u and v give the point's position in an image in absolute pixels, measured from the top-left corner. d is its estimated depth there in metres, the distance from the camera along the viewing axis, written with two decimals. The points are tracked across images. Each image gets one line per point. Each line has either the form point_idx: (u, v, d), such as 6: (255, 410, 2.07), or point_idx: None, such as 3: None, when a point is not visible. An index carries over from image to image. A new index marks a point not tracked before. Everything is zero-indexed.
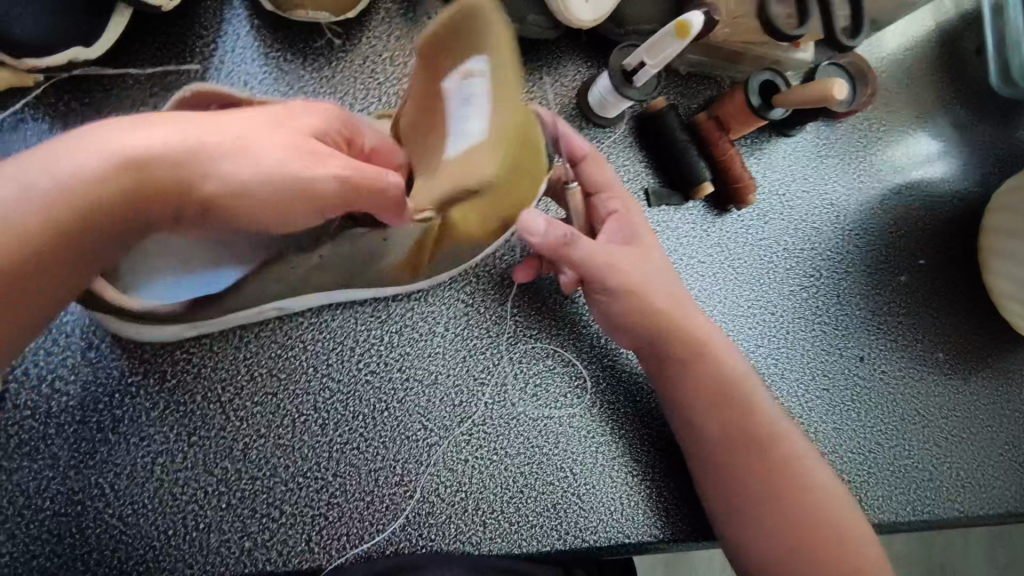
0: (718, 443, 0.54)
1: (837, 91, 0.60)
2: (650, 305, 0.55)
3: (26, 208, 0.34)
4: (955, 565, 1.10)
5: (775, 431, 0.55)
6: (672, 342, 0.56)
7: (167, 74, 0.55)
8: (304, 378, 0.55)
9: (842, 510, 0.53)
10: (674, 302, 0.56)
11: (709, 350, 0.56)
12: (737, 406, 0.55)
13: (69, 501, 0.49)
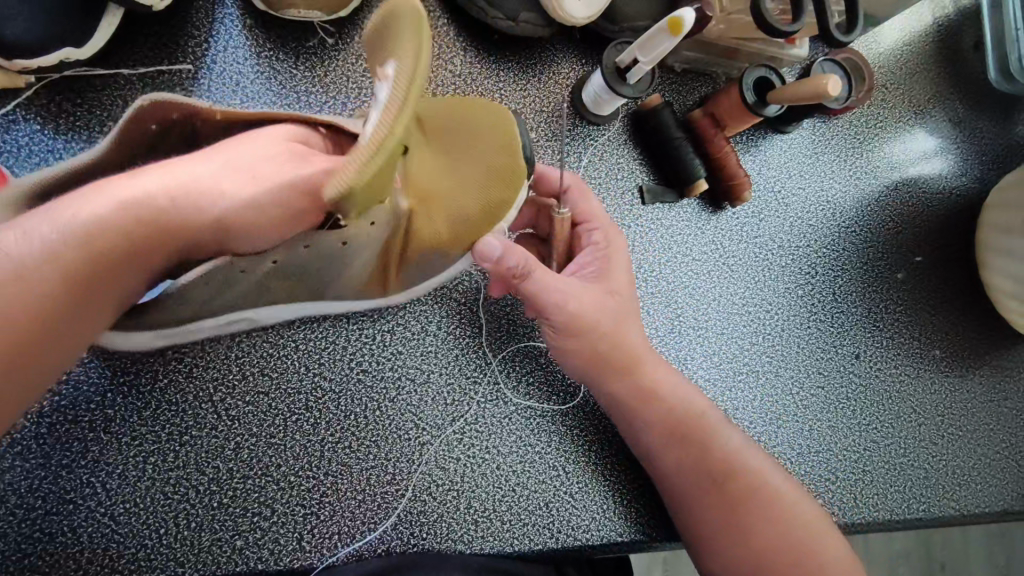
0: (682, 477, 0.55)
1: (831, 87, 0.59)
2: (602, 349, 0.55)
3: (38, 255, 0.35)
4: (954, 563, 1.10)
5: (735, 462, 0.55)
6: (624, 386, 0.56)
7: (159, 74, 0.55)
8: (296, 378, 0.55)
9: (812, 529, 0.53)
10: (630, 342, 0.56)
11: (660, 391, 0.56)
12: (692, 441, 0.55)
13: (60, 500, 0.49)
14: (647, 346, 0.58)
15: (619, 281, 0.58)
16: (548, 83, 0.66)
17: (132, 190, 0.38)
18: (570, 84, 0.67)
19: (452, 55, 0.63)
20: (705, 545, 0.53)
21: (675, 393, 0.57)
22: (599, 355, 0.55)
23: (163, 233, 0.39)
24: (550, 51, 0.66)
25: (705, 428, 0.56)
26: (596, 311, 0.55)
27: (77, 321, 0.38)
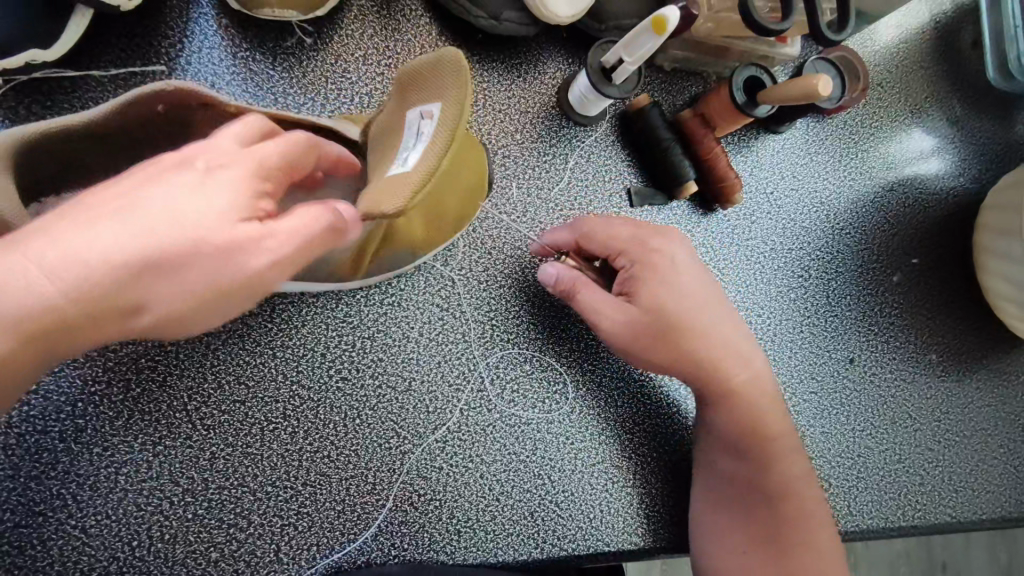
0: (724, 473, 0.58)
1: (820, 87, 0.58)
2: (690, 347, 0.58)
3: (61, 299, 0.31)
4: (955, 565, 1.09)
5: (778, 473, 0.59)
6: (713, 382, 0.59)
7: (131, 76, 0.54)
8: (273, 386, 0.54)
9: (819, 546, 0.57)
10: (723, 350, 0.59)
11: (751, 395, 0.60)
12: (760, 453, 0.59)
13: (30, 512, 0.48)
14: (750, 357, 0.61)
15: (713, 295, 0.61)
16: (534, 83, 0.65)
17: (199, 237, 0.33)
18: (556, 84, 0.65)
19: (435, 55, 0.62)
20: (713, 528, 0.57)
21: (764, 401, 0.60)
22: (687, 354, 0.58)
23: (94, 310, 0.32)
24: (536, 50, 0.65)
25: (778, 445, 0.60)
26: (657, 327, 0.57)
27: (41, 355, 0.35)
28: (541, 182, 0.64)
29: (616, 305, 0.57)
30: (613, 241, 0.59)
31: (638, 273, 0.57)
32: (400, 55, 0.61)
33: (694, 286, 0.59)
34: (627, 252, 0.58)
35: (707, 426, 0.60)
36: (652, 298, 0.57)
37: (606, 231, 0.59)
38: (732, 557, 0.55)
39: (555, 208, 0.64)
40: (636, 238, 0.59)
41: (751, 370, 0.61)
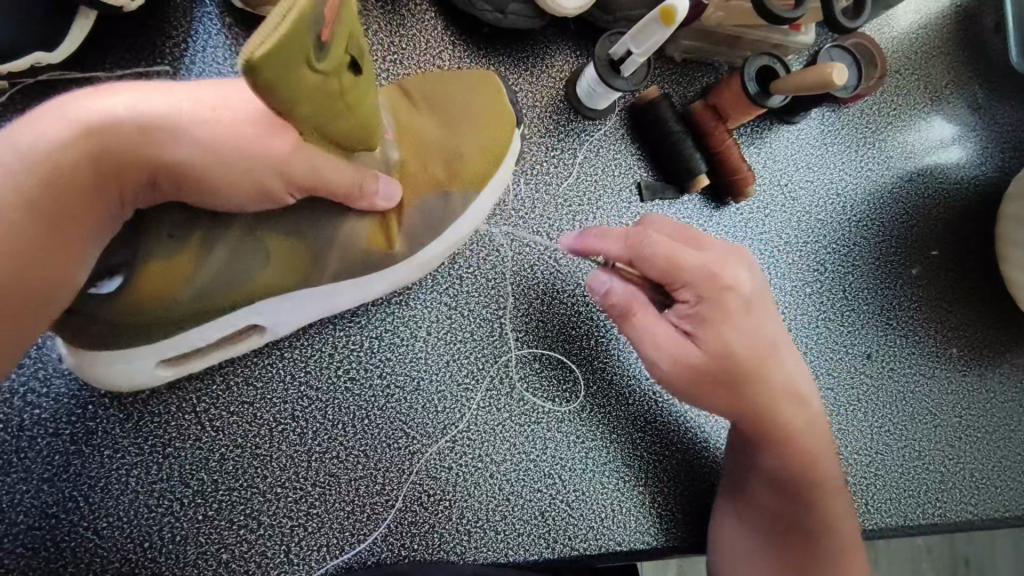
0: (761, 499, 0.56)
1: (837, 76, 0.55)
2: (747, 387, 0.54)
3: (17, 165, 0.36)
4: (980, 561, 1.06)
5: (819, 506, 0.56)
6: (771, 422, 0.56)
7: (137, 76, 0.53)
8: (281, 387, 0.54)
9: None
10: (782, 388, 0.56)
11: (807, 432, 0.58)
12: (804, 485, 0.56)
13: (43, 514, 0.48)
14: (804, 395, 0.58)
15: (776, 335, 0.57)
16: (542, 77, 0.64)
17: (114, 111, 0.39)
18: (565, 77, 0.64)
19: (440, 50, 0.61)
20: (739, 552, 0.56)
21: (816, 441, 0.58)
22: (747, 392, 0.55)
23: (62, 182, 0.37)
24: (543, 43, 0.64)
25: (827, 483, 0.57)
26: (718, 369, 0.53)
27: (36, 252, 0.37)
28: (550, 177, 0.63)
29: (671, 341, 0.53)
30: (683, 270, 0.52)
31: (707, 315, 0.53)
32: (405, 50, 0.60)
33: (761, 325, 0.55)
34: (699, 288, 0.53)
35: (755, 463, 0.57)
36: (719, 343, 0.53)
37: (673, 256, 0.52)
38: None
39: (564, 204, 0.63)
40: (708, 270, 0.53)
41: (804, 408, 0.58)
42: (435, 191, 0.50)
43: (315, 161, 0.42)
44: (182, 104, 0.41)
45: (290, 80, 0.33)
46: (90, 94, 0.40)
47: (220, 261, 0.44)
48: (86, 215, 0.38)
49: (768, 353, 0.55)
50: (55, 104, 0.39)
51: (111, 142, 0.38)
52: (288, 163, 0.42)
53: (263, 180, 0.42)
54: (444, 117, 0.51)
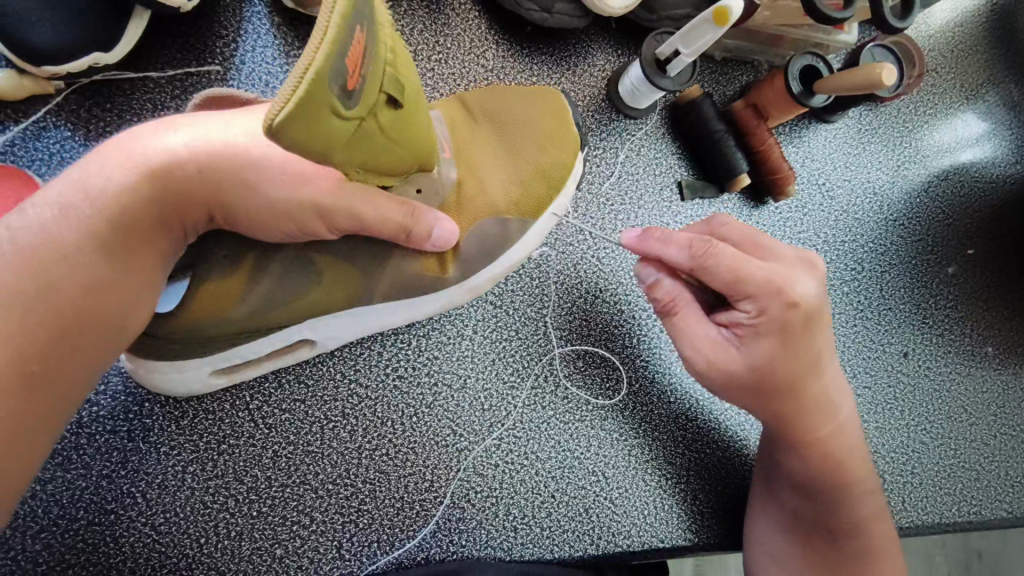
0: (790, 500, 0.55)
1: (884, 77, 0.55)
2: (789, 397, 0.52)
3: (90, 210, 0.37)
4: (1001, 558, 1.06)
5: (852, 511, 0.55)
6: (805, 432, 0.54)
7: (188, 76, 0.54)
8: (332, 384, 0.54)
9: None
10: (822, 403, 0.53)
11: (842, 437, 0.55)
12: (835, 490, 0.55)
13: (102, 510, 0.49)
14: (838, 401, 0.55)
15: (827, 347, 0.53)
16: (583, 75, 0.64)
17: (164, 150, 0.39)
18: (606, 76, 0.64)
19: (484, 49, 0.61)
20: (769, 551, 0.55)
21: (851, 449, 0.56)
22: (785, 403, 0.52)
23: (126, 232, 0.38)
24: (584, 42, 0.64)
25: (859, 483, 0.56)
26: (756, 385, 0.50)
27: (102, 291, 0.37)
28: (591, 176, 0.63)
29: (715, 347, 0.50)
30: (739, 285, 0.48)
31: (761, 329, 0.49)
32: (450, 50, 0.60)
33: (816, 337, 0.51)
34: (757, 297, 0.48)
35: (781, 465, 0.56)
36: (767, 359, 0.49)
37: (732, 272, 0.48)
38: None
39: (605, 203, 0.63)
40: (771, 283, 0.48)
41: (842, 414, 0.55)
42: (492, 218, 0.50)
43: (357, 195, 0.41)
44: (240, 139, 0.41)
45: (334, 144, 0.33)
46: (155, 127, 0.40)
47: (273, 284, 0.44)
48: (145, 254, 0.39)
49: (817, 369, 0.52)
50: (114, 145, 0.39)
51: (174, 182, 0.38)
52: (331, 206, 0.41)
53: (306, 218, 0.41)
54: (507, 135, 0.52)
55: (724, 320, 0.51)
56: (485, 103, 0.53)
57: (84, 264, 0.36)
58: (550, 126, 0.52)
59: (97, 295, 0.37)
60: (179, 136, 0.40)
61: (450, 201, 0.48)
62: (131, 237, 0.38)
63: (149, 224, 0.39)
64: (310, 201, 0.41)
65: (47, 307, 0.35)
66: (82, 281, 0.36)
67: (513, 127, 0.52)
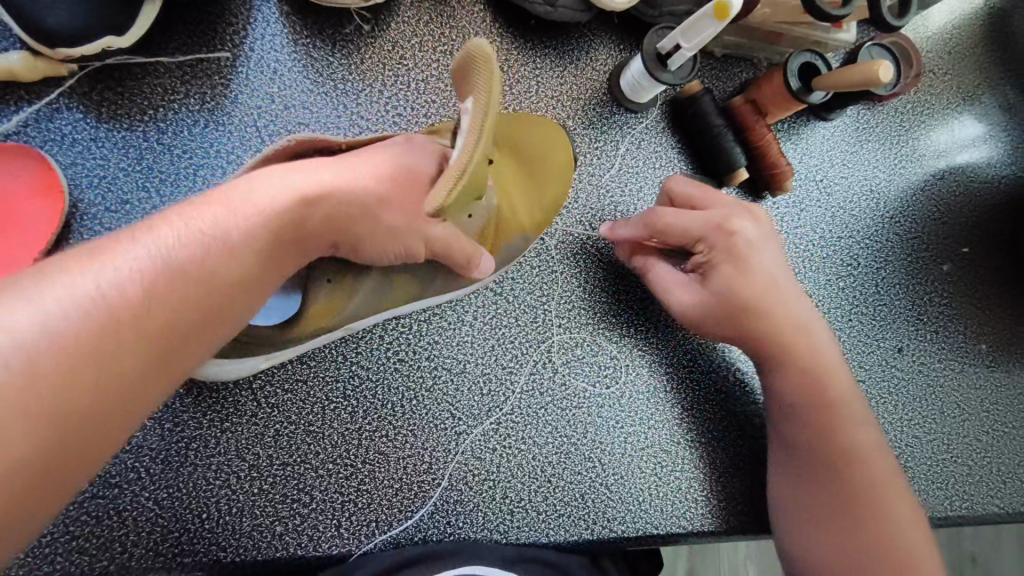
0: (790, 441, 0.55)
1: (881, 73, 0.55)
2: (757, 326, 0.54)
3: (260, 212, 0.39)
4: None
5: (852, 450, 0.53)
6: (800, 400, 0.54)
7: (198, 62, 0.55)
8: (334, 366, 0.55)
9: (912, 528, 0.51)
10: (797, 334, 0.55)
11: (830, 373, 0.55)
12: (830, 426, 0.53)
13: (106, 484, 0.50)
14: (832, 372, 0.55)
15: (790, 284, 0.57)
16: (586, 69, 0.65)
17: (312, 184, 0.41)
18: (608, 70, 0.65)
19: (489, 42, 0.62)
20: (784, 506, 0.54)
21: (842, 387, 0.55)
22: (756, 334, 0.54)
23: (281, 245, 0.40)
24: (587, 36, 0.65)
25: (864, 459, 0.53)
26: (721, 311, 0.54)
27: (242, 288, 0.38)
28: (592, 168, 0.64)
29: (686, 287, 0.56)
30: (691, 230, 0.55)
31: (719, 264, 0.55)
32: (454, 42, 0.61)
33: (765, 268, 0.55)
34: (707, 239, 0.55)
35: (780, 435, 0.56)
36: (725, 285, 0.54)
37: (681, 218, 0.55)
38: (803, 528, 0.52)
39: (606, 194, 0.64)
40: (713, 223, 0.55)
41: (825, 351, 0.56)
42: (521, 237, 0.57)
43: (453, 232, 0.48)
44: (358, 177, 0.44)
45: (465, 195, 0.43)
46: (297, 165, 0.42)
47: (363, 297, 0.51)
48: (282, 264, 0.41)
49: (782, 300, 0.55)
50: (263, 173, 0.41)
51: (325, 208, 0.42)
52: (436, 239, 0.48)
53: (412, 244, 0.47)
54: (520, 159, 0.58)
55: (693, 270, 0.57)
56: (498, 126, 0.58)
57: (242, 262, 0.38)
58: (559, 160, 0.59)
59: (239, 289, 0.38)
60: (323, 172, 0.43)
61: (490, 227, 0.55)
62: (281, 245, 0.40)
63: (293, 243, 0.41)
64: (423, 232, 0.47)
65: (194, 290, 0.35)
66: (233, 276, 0.37)
67: (532, 156, 0.58)
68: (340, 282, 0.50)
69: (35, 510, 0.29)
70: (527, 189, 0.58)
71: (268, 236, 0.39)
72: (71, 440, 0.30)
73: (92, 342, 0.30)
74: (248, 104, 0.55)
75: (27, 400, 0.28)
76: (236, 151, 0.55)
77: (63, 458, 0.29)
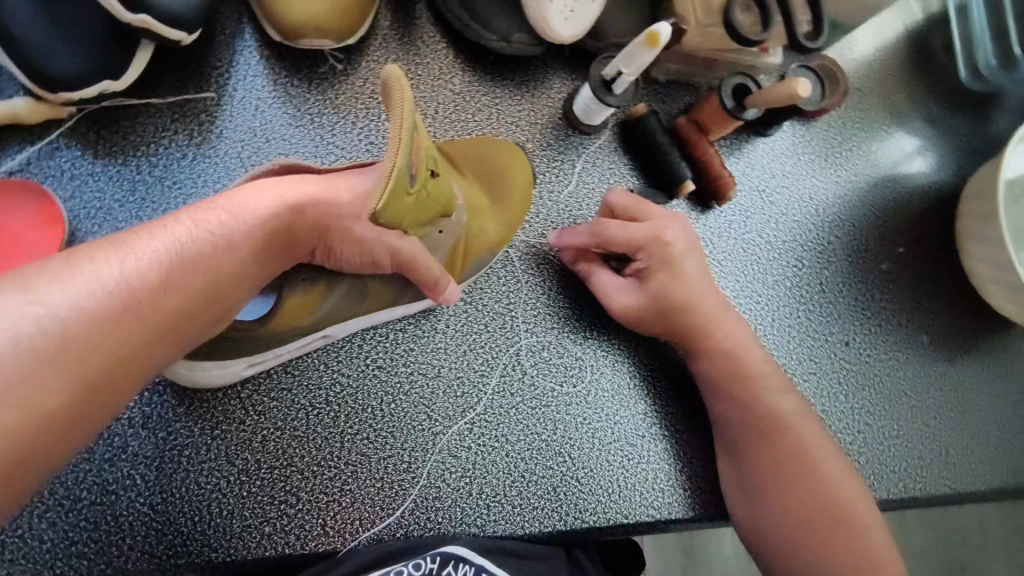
0: (734, 426, 0.61)
1: (802, 90, 0.62)
2: (691, 322, 0.61)
3: (256, 219, 0.46)
4: (976, 564, 1.08)
5: (787, 423, 0.59)
6: (734, 386, 0.61)
7: (186, 102, 0.60)
8: (317, 374, 0.60)
9: (847, 485, 0.58)
10: (721, 322, 0.62)
11: (752, 355, 0.62)
12: (762, 407, 0.60)
13: (104, 491, 0.53)
14: (748, 353, 0.62)
15: (710, 281, 0.64)
16: (542, 97, 0.71)
17: (296, 197, 0.48)
18: (562, 98, 0.72)
19: (452, 76, 0.68)
20: (738, 488, 0.60)
21: (765, 366, 0.62)
22: (688, 330, 0.62)
23: (269, 245, 0.47)
24: (542, 68, 0.72)
25: (797, 429, 0.59)
26: (656, 311, 0.61)
27: (234, 284, 0.44)
28: (551, 186, 0.70)
29: (627, 291, 0.63)
30: (633, 239, 0.62)
31: (657, 269, 0.62)
32: (421, 77, 0.68)
33: (689, 270, 0.62)
34: (645, 247, 0.62)
35: (719, 419, 0.62)
36: (660, 288, 0.61)
37: (623, 229, 0.62)
38: (763, 509, 0.58)
39: (565, 209, 0.70)
40: (651, 233, 0.62)
41: (745, 338, 0.63)
42: (488, 253, 0.62)
43: (420, 247, 0.53)
44: (337, 192, 0.50)
45: (397, 209, 0.46)
46: (288, 181, 0.49)
47: (337, 300, 0.56)
48: (271, 264, 0.48)
49: (707, 296, 0.62)
50: (258, 185, 0.48)
51: (304, 211, 0.48)
52: (402, 254, 0.53)
53: (378, 254, 0.52)
54: (486, 181, 0.63)
55: (632, 276, 0.64)
56: (462, 153, 0.63)
57: (239, 260, 0.44)
58: (522, 183, 0.64)
59: (232, 282, 0.44)
60: (308, 187, 0.49)
61: (458, 244, 0.59)
62: (269, 246, 0.47)
63: (280, 246, 0.48)
64: (388, 244, 0.52)
65: (192, 283, 0.42)
66: (229, 271, 0.44)
67: (496, 178, 0.63)
68: (315, 284, 0.54)
69: (56, 445, 0.36)
70: (496, 210, 0.62)
71: (263, 241, 0.46)
72: (86, 396, 0.37)
73: (107, 316, 0.37)
74: (232, 139, 0.61)
75: (54, 360, 0.35)
76: (222, 180, 0.60)
77: (81, 404, 0.36)
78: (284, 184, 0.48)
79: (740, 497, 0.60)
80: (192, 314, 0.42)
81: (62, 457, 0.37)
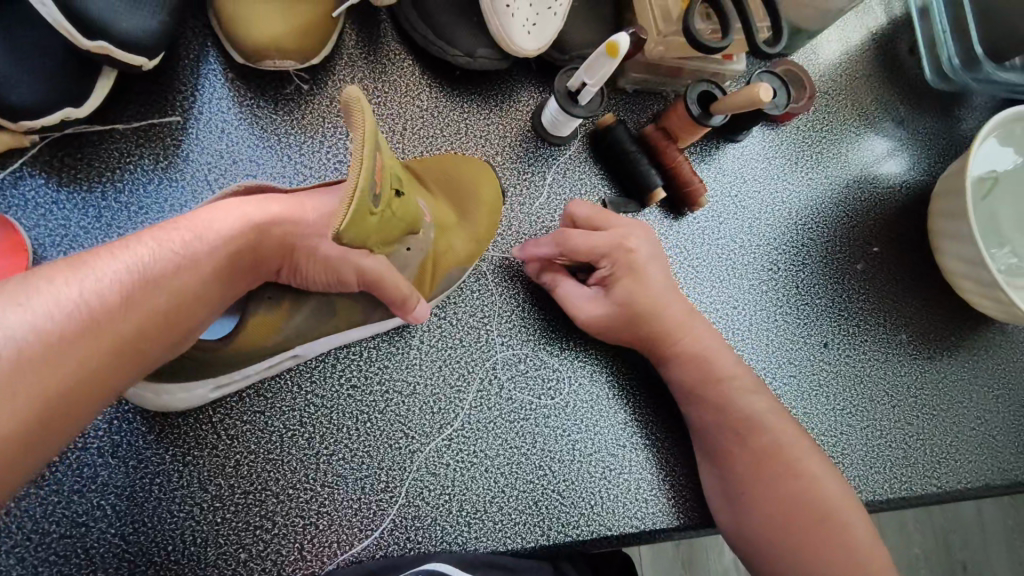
0: (711, 433, 0.61)
1: (762, 94, 0.62)
2: (657, 329, 0.61)
3: (221, 240, 0.45)
4: (975, 564, 1.07)
5: (762, 425, 0.59)
6: (706, 392, 0.61)
7: (150, 127, 0.60)
8: (290, 396, 0.59)
9: (827, 480, 0.58)
10: (686, 328, 0.62)
11: (720, 359, 0.62)
12: (737, 411, 0.60)
13: (74, 523, 0.52)
14: (716, 357, 0.62)
15: (674, 286, 0.64)
16: (510, 111, 0.72)
17: (260, 217, 0.48)
18: (530, 111, 0.72)
19: (419, 93, 0.69)
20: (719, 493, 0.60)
21: (733, 369, 0.62)
22: (655, 336, 0.61)
23: (233, 265, 0.46)
24: (509, 81, 0.72)
25: (771, 430, 0.59)
26: (623, 318, 0.61)
27: (198, 304, 0.44)
28: (522, 199, 0.70)
29: (594, 300, 0.62)
30: (596, 248, 0.62)
31: (621, 277, 0.62)
32: (388, 94, 0.68)
33: (651, 276, 0.63)
34: (609, 255, 0.62)
35: (694, 427, 0.62)
36: (626, 296, 0.61)
37: (587, 238, 0.62)
38: (747, 516, 0.57)
39: (537, 221, 0.70)
40: (614, 241, 0.62)
41: (712, 342, 0.63)
42: (457, 269, 0.62)
43: (388, 266, 0.53)
44: (301, 209, 0.50)
45: (363, 230, 0.45)
46: (251, 201, 0.49)
47: (303, 318, 0.56)
48: (235, 285, 0.48)
49: (671, 301, 0.63)
50: (223, 205, 0.47)
51: (266, 231, 0.48)
52: (367, 273, 0.53)
53: (344, 274, 0.53)
54: (453, 197, 0.63)
55: (598, 285, 0.64)
56: (429, 169, 0.63)
57: (203, 279, 0.44)
58: (490, 199, 0.64)
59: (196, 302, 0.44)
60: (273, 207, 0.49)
61: (427, 260, 0.59)
62: (233, 266, 0.46)
63: (245, 266, 0.48)
64: (354, 263, 0.52)
65: (155, 303, 0.41)
66: (194, 291, 0.44)
67: (464, 194, 0.63)
68: (281, 303, 0.55)
69: (9, 471, 0.35)
70: (464, 225, 0.62)
71: (227, 260, 0.46)
72: (44, 418, 0.36)
73: (66, 336, 0.37)
74: (199, 162, 0.61)
75: (10, 381, 0.34)
76: (189, 204, 0.60)
77: (38, 427, 0.36)
78: (248, 204, 0.48)
79: (723, 504, 0.59)
80: (154, 334, 0.42)
81: (14, 486, 0.35)
